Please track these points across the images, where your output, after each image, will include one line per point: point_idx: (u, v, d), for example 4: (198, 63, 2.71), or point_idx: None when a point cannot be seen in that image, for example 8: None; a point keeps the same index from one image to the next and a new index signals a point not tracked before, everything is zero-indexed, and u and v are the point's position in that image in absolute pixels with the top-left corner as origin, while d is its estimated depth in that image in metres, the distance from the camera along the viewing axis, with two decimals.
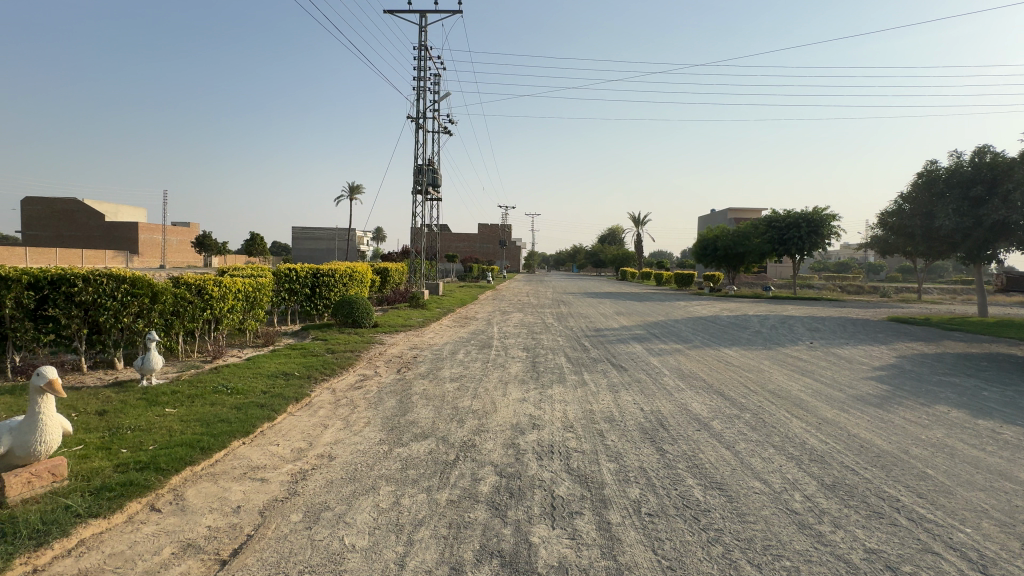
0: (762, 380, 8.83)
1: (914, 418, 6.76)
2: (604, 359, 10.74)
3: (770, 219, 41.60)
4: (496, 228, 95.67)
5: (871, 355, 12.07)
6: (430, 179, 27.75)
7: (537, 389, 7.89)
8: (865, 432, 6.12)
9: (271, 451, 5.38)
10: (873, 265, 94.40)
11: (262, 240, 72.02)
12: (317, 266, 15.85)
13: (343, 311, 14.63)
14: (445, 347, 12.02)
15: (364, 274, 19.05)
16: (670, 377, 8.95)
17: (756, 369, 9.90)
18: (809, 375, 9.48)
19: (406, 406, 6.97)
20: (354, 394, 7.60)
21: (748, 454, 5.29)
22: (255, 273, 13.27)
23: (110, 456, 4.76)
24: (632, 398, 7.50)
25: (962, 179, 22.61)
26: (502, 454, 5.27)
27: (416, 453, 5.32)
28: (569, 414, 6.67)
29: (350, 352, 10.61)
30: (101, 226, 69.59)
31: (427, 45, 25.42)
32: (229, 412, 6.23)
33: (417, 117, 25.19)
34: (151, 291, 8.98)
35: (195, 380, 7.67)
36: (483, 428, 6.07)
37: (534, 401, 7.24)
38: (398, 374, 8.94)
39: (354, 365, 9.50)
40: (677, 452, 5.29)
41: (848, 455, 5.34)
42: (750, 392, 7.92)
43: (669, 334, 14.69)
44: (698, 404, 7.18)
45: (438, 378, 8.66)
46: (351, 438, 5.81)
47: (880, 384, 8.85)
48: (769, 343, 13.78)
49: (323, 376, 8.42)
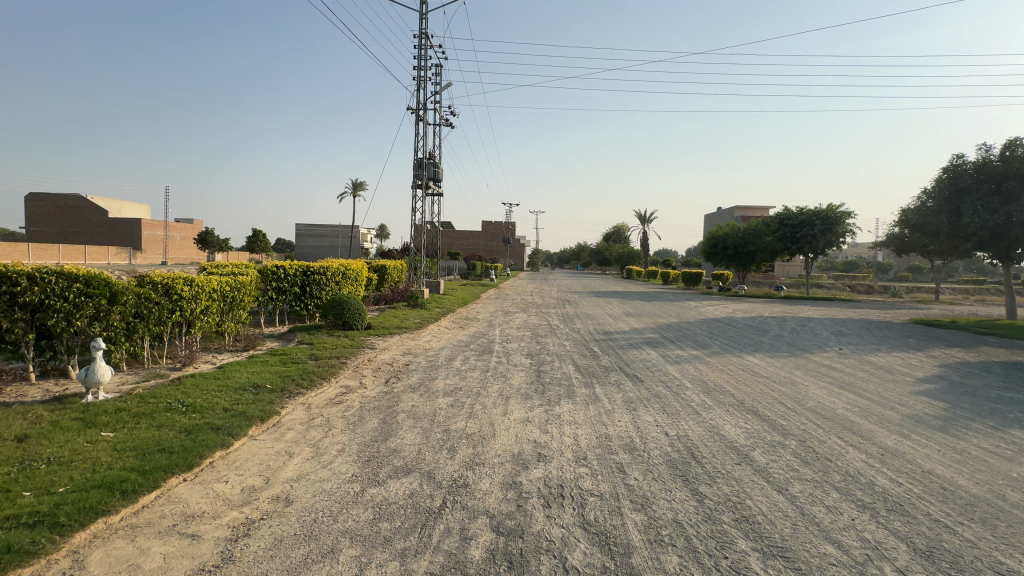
0: (800, 396, 7.73)
1: (995, 449, 5.64)
2: (616, 368, 9.68)
3: (782, 215, 40.25)
4: (499, 226, 95.09)
5: (911, 364, 10.96)
6: (430, 174, 26.82)
7: (543, 407, 6.82)
8: (942, 468, 5.05)
9: (215, 492, 4.37)
10: (882, 265, 92.30)
11: (265, 237, 71.44)
12: (308, 263, 14.84)
13: (333, 312, 13.60)
14: (442, 352, 10.98)
15: (359, 272, 18.02)
16: (693, 392, 7.87)
17: (789, 382, 8.81)
18: (850, 389, 8.38)
19: (388, 429, 5.94)
20: (331, 412, 6.60)
21: (808, 502, 4.22)
22: (236, 270, 12.27)
23: (2, 503, 3.76)
24: (653, 419, 6.44)
25: (992, 173, 21.20)
26: (499, 500, 4.22)
27: (393, 497, 4.28)
28: (581, 440, 5.60)
29: (336, 359, 9.60)
30: (104, 222, 68.99)
31: (427, 34, 24.58)
32: (175, 439, 5.21)
33: (417, 109, 24.38)
34: (109, 291, 7.98)
35: (149, 394, 6.65)
36: (477, 460, 5.03)
37: (539, 422, 6.18)
38: (385, 387, 7.92)
39: (337, 374, 8.50)
40: (719, 500, 4.23)
41: (934, 503, 4.27)
42: (789, 412, 6.85)
43: (685, 339, 13.55)
44: (733, 428, 6.12)
45: (430, 392, 7.64)
46: (317, 473, 4.77)
47: (934, 400, 7.76)
48: (795, 349, 12.63)
49: (299, 389, 7.39)
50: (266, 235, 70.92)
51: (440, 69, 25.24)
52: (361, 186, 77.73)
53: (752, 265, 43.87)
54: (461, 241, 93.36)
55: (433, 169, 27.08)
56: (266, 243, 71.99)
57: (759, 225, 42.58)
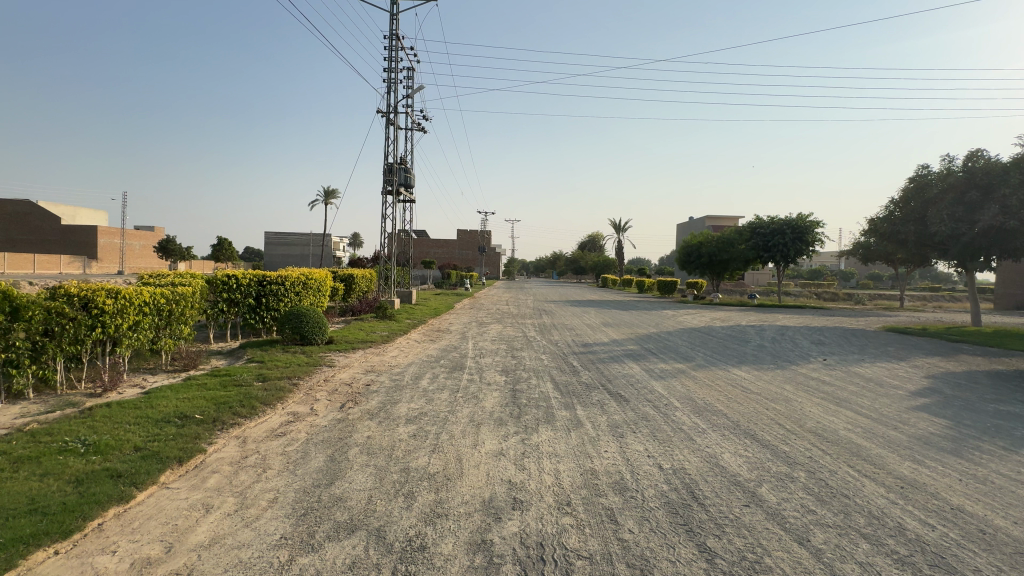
0: (797, 416, 7.12)
1: (1016, 475, 5.11)
2: (598, 385, 8.92)
3: (754, 224, 40.84)
4: (475, 235, 94.39)
5: (898, 375, 10.61)
6: (402, 179, 25.81)
7: (518, 436, 5.99)
8: (971, 503, 4.44)
9: (92, 569, 3.36)
10: (845, 273, 95.08)
11: (231, 245, 68.62)
12: (264, 272, 13.65)
13: (290, 326, 12.44)
14: (408, 369, 10.03)
15: (323, 281, 16.85)
16: (683, 413, 7.14)
17: (782, 398, 8.20)
18: (847, 406, 7.83)
19: (337, 468, 5.00)
20: (271, 447, 5.60)
21: (838, 558, 3.51)
22: (179, 281, 11.04)
23: None
24: (643, 448, 5.68)
25: (957, 184, 21.58)
26: (464, 569, 3.35)
27: (330, 569, 3.36)
28: (563, 479, 4.77)
29: (286, 380, 8.51)
30: (57, 230, 65.04)
31: (398, 35, 23.84)
32: (57, 493, 4.15)
33: (388, 111, 23.53)
34: (10, 306, 6.78)
35: (44, 431, 5.51)
36: (439, 511, 4.14)
37: (514, 456, 5.34)
38: (339, 414, 6.92)
39: (286, 398, 7.46)
40: (734, 560, 3.46)
41: (979, 554, 3.61)
42: (790, 435, 6.21)
43: (666, 351, 12.93)
44: (734, 458, 5.41)
45: (391, 418, 6.70)
46: (237, 535, 3.80)
47: (936, 418, 7.28)
48: (780, 361, 12.14)
49: (236, 419, 6.35)
50: (233, 243, 68.13)
51: (412, 72, 24.45)
52: (334, 194, 75.66)
53: (726, 273, 44.14)
54: (436, 249, 91.74)
55: (405, 174, 26.12)
56: (232, 252, 69.29)
57: (732, 234, 42.88)
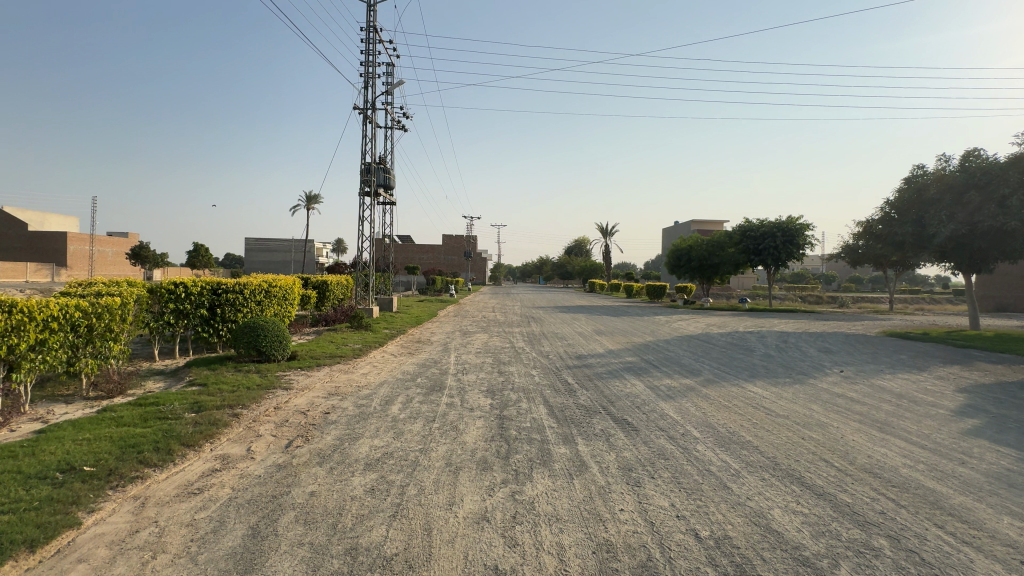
0: (844, 450, 5.89)
1: None
2: (599, 408, 7.63)
3: (744, 227, 40.02)
4: (462, 240, 93.14)
5: (926, 389, 9.55)
6: (381, 180, 24.28)
7: (508, 488, 4.63)
8: None
9: None
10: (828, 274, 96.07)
11: (208, 250, 65.93)
12: (218, 279, 12.07)
13: (245, 341, 10.90)
14: (379, 392, 8.63)
15: (291, 288, 15.30)
16: (707, 447, 5.87)
17: (815, 424, 6.99)
18: (893, 433, 6.63)
19: (258, 552, 3.59)
20: (174, 515, 4.15)
21: None
22: (111, 291, 9.45)
23: None
24: (666, 503, 4.39)
25: (954, 185, 20.71)
26: None
27: None
28: (570, 563, 3.44)
29: (226, 411, 7.00)
30: (21, 236, 61.46)
31: (376, 27, 22.53)
32: None
33: (366, 106, 22.07)
34: None
35: None
36: None
37: (502, 522, 4.01)
38: (282, 457, 5.49)
39: (219, 436, 6.02)
40: None
41: None
42: (849, 480, 4.97)
43: (669, 363, 11.70)
44: (788, 518, 4.14)
45: (347, 462, 5.31)
46: None
47: (1001, 447, 6.13)
48: (794, 373, 11.00)
49: (142, 471, 4.88)
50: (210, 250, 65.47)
51: (391, 65, 23.05)
52: (315, 200, 73.74)
53: (716, 276, 43.36)
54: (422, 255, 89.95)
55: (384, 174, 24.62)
56: (210, 258, 66.66)
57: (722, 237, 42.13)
